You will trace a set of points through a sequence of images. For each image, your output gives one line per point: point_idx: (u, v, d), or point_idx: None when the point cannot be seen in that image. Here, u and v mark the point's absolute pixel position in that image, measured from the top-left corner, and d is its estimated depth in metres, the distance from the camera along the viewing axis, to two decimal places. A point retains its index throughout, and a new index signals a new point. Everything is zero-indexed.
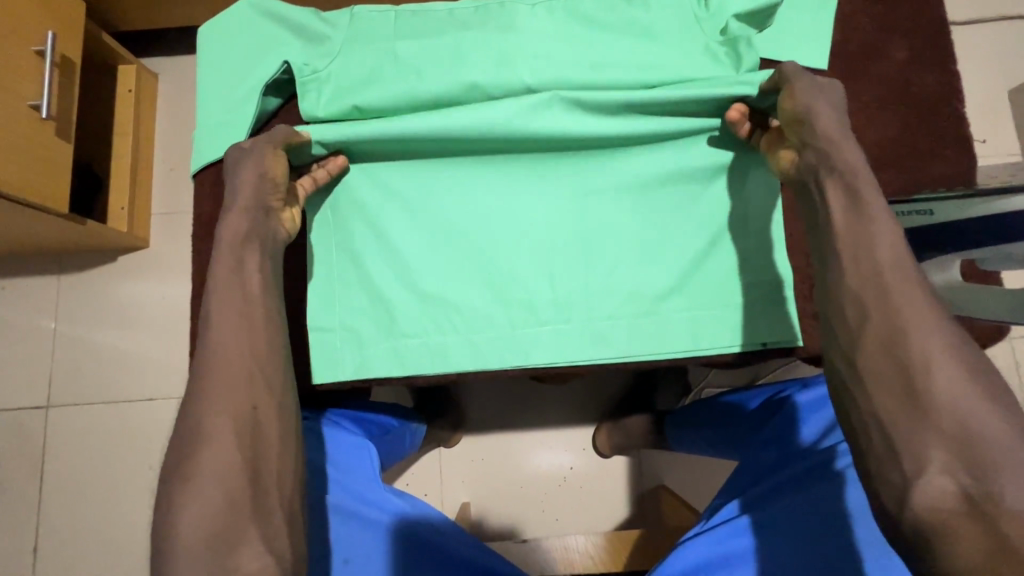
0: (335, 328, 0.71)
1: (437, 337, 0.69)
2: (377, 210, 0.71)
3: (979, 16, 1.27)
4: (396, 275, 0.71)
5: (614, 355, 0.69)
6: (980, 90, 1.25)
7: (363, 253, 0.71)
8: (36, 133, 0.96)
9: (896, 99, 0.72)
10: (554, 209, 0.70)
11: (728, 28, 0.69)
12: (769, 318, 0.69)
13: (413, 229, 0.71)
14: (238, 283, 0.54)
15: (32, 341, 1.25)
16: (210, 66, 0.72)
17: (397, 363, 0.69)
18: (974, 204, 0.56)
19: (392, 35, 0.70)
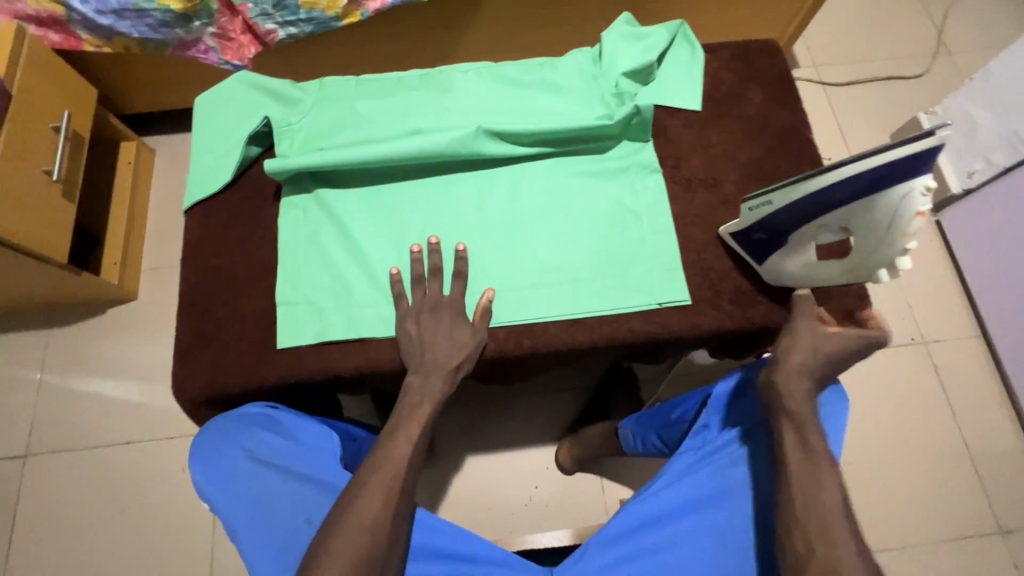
0: (299, 301, 0.79)
1: (386, 308, 0.79)
2: (336, 204, 0.83)
3: (855, 79, 1.57)
4: (353, 258, 0.81)
5: (536, 317, 0.79)
6: (866, 135, 1.52)
7: (326, 241, 0.82)
8: (46, 194, 1.10)
9: (758, 130, 0.90)
10: (486, 204, 0.84)
11: (619, 83, 0.88)
12: (665, 280, 0.81)
13: (365, 220, 0.83)
14: (413, 404, 0.69)
15: (14, 391, 1.31)
16: (202, 124, 0.88)
17: (352, 329, 0.77)
18: (798, 188, 0.67)
19: (353, 94, 0.87)
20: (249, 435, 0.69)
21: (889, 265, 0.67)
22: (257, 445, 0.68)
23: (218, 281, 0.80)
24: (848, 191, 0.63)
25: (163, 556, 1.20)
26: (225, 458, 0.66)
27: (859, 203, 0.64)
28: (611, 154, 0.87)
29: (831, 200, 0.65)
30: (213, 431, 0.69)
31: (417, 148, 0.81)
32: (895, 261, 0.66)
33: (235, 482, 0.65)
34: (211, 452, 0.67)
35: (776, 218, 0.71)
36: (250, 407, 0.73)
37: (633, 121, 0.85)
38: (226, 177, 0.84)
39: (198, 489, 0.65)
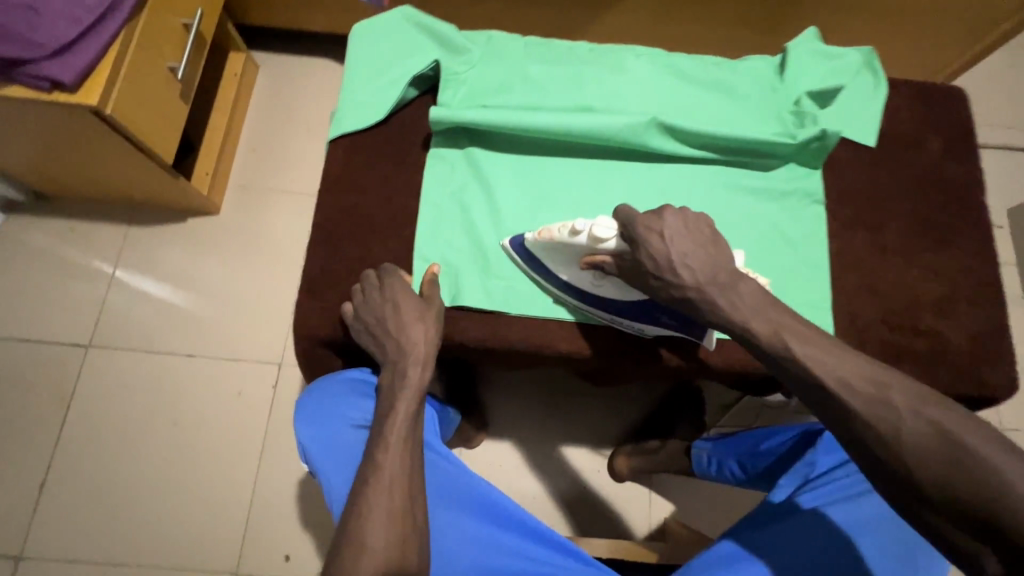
0: (435, 259, 0.76)
1: (522, 285, 0.76)
2: (488, 168, 0.79)
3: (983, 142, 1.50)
4: (495, 226, 0.78)
5: None
6: None
7: (471, 202, 0.78)
8: (166, 91, 1.06)
9: (930, 179, 0.85)
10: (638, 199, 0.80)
11: (801, 101, 0.83)
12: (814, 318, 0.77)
13: (514, 188, 0.79)
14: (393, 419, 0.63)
15: (87, 281, 1.30)
16: (357, 53, 0.83)
17: (486, 299, 0.75)
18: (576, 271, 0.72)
19: (523, 56, 0.83)
20: (353, 405, 0.71)
21: (608, 246, 0.66)
22: (361, 416, 0.70)
23: (354, 222, 0.77)
24: (555, 278, 0.73)
25: (205, 475, 1.20)
26: (333, 422, 0.70)
27: (562, 277, 0.73)
28: (776, 174, 0.82)
29: (579, 289, 0.73)
30: (319, 396, 0.73)
31: (586, 125, 0.76)
32: (592, 243, 0.67)
33: (338, 451, 0.68)
34: (322, 416, 0.71)
35: (625, 313, 0.73)
36: (355, 372, 0.75)
37: (811, 146, 0.80)
38: (380, 114, 0.80)
39: (307, 449, 0.70)
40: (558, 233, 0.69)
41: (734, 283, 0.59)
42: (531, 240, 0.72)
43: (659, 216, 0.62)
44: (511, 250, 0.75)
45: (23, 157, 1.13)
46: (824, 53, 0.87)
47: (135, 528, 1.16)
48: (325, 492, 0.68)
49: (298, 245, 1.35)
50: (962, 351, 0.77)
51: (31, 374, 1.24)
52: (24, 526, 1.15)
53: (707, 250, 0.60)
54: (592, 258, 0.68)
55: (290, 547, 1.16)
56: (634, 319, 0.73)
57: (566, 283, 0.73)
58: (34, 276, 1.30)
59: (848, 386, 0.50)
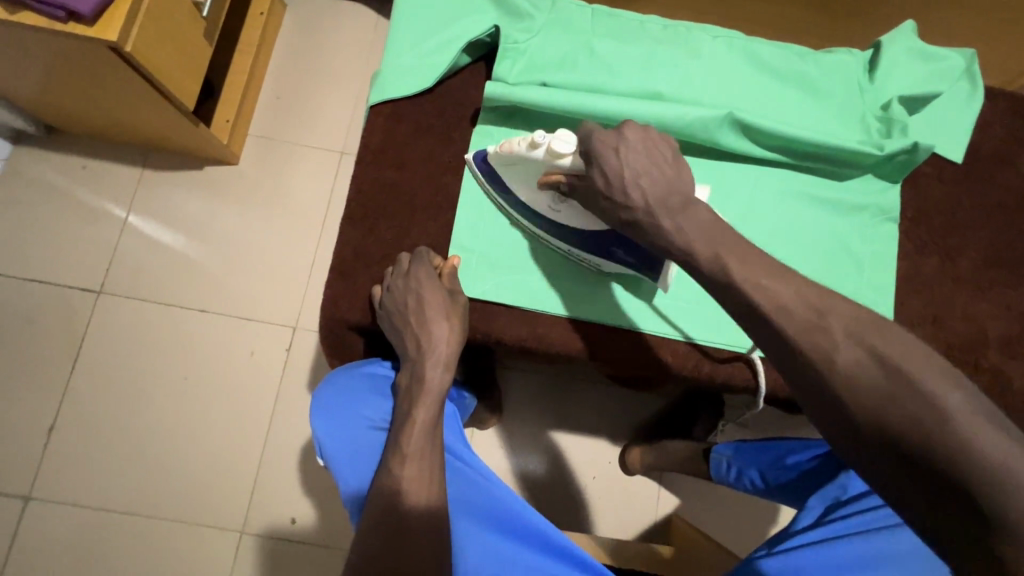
0: (476, 248, 0.71)
1: (565, 284, 0.71)
2: None
3: None
4: None
5: (721, 341, 0.72)
6: None
7: None
8: (190, 29, 0.98)
9: (1015, 206, 0.78)
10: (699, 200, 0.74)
11: (889, 106, 0.75)
12: None
13: None
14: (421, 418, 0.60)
15: (98, 223, 1.25)
16: (407, 7, 0.75)
17: (527, 296, 0.70)
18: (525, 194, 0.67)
19: (590, 28, 0.75)
20: (369, 405, 0.67)
21: (565, 163, 0.59)
22: (379, 416, 0.67)
23: (392, 200, 0.71)
24: (513, 196, 0.69)
25: (213, 432, 1.19)
26: (350, 422, 0.66)
27: (519, 196, 0.68)
28: (851, 186, 0.76)
29: (533, 209, 0.68)
30: (334, 391, 0.69)
31: (655, 115, 0.70)
32: (548, 158, 0.59)
33: (358, 453, 0.64)
34: (336, 417, 0.67)
35: (577, 238, 0.68)
36: (368, 370, 0.71)
37: (897, 158, 0.73)
38: (428, 81, 0.73)
39: (321, 447, 0.66)
40: (515, 145, 0.62)
41: (685, 208, 0.52)
42: (491, 150, 0.66)
43: (619, 132, 0.54)
44: (474, 161, 0.70)
45: (34, 88, 1.06)
46: (921, 52, 0.78)
47: (142, 478, 1.16)
48: (341, 494, 0.65)
49: (318, 205, 1.29)
50: None
51: (41, 315, 1.21)
52: (32, 467, 1.15)
53: (663, 171, 0.53)
54: (549, 177, 0.61)
55: (294, 511, 1.16)
56: (589, 250, 0.68)
57: (521, 200, 0.68)
58: (44, 213, 1.25)
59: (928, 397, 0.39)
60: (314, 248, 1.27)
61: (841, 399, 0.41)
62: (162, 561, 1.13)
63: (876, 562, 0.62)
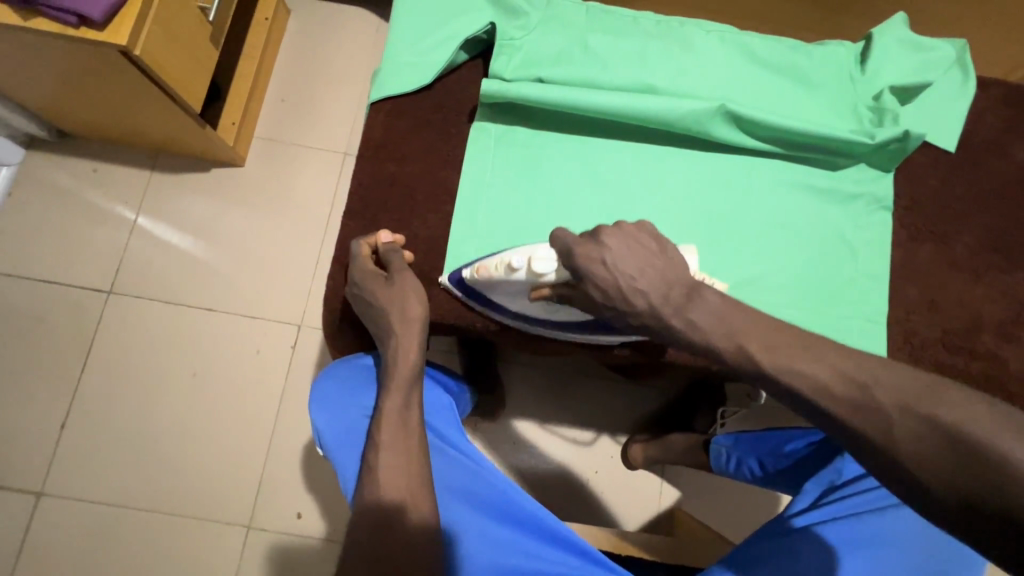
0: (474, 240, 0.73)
1: None
2: (537, 145, 0.75)
3: None
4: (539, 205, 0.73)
5: None
6: None
7: (516, 178, 0.74)
8: (196, 33, 1.01)
9: (1009, 193, 0.79)
10: (693, 190, 0.75)
11: (880, 96, 0.76)
12: (866, 330, 0.73)
13: (562, 168, 0.74)
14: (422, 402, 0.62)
15: (108, 225, 1.28)
16: (405, 8, 0.77)
17: None
18: (515, 306, 0.69)
19: (584, 24, 0.76)
20: (368, 395, 0.69)
21: (550, 277, 0.59)
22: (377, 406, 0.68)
23: (391, 193, 0.73)
24: (503, 309, 0.70)
25: (219, 429, 1.21)
26: (348, 411, 0.68)
27: (511, 307, 0.69)
28: (844, 175, 0.77)
29: (525, 314, 0.70)
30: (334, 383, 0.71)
31: (647, 108, 0.71)
32: (533, 277, 0.60)
33: (356, 441, 0.66)
34: (337, 404, 0.69)
35: (575, 329, 0.71)
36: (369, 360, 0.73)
37: (889, 146, 0.74)
38: (427, 78, 0.74)
39: (322, 438, 0.68)
40: (495, 270, 0.63)
41: (692, 299, 0.48)
42: (469, 277, 0.67)
43: (598, 241, 0.51)
44: (451, 287, 0.70)
45: (45, 93, 1.09)
46: (912, 43, 0.79)
47: (150, 474, 1.18)
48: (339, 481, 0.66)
49: (322, 205, 1.31)
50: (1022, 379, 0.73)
51: (52, 316, 1.23)
52: (44, 464, 1.17)
53: (655, 265, 0.49)
54: (538, 291, 0.61)
55: (301, 506, 1.18)
56: (589, 334, 0.72)
57: (513, 309, 0.70)
58: (56, 217, 1.28)
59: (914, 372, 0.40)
60: (318, 246, 1.29)
61: (828, 370, 0.42)
62: (170, 556, 1.15)
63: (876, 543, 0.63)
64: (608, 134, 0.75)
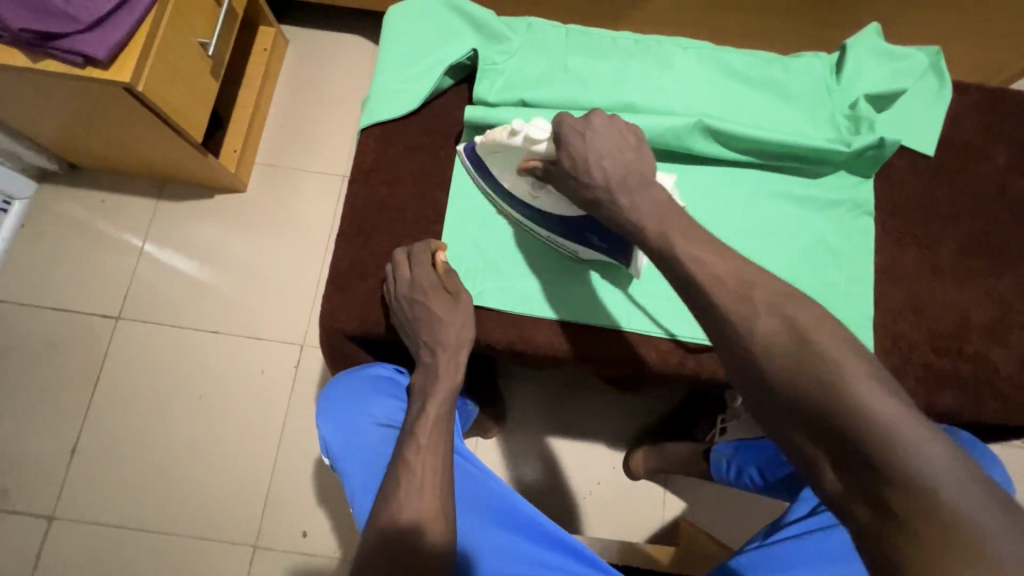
0: (464, 258, 0.75)
1: (550, 287, 0.75)
2: None
3: None
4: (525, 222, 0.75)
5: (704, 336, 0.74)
6: None
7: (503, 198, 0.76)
8: (197, 68, 1.05)
9: (990, 194, 0.80)
10: None
11: (856, 105, 0.78)
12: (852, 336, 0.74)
13: None
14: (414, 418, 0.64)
15: (116, 253, 1.32)
16: (392, 39, 0.80)
17: (511, 302, 0.74)
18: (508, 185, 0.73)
19: (564, 47, 0.79)
20: (377, 403, 0.70)
21: (540, 150, 0.67)
22: (386, 415, 0.69)
23: (383, 216, 0.75)
24: (499, 186, 0.74)
25: (226, 449, 1.23)
26: (357, 420, 0.69)
27: (505, 184, 0.73)
28: (825, 183, 0.78)
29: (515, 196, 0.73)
30: (344, 390, 0.71)
31: (627, 125, 0.73)
32: (527, 145, 0.67)
33: (366, 449, 0.67)
34: (345, 411, 0.70)
35: (556, 225, 0.72)
36: (379, 368, 0.74)
37: (867, 154, 0.76)
38: (414, 104, 0.78)
39: (330, 446, 0.69)
40: (500, 134, 0.68)
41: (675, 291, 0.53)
42: (479, 140, 0.72)
43: (588, 121, 0.63)
44: (464, 154, 0.75)
45: (57, 130, 1.14)
46: (887, 53, 0.81)
47: (159, 496, 1.20)
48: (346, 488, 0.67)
49: (322, 226, 1.34)
50: (1013, 378, 0.73)
51: (64, 342, 1.27)
52: (57, 489, 1.20)
53: (623, 153, 0.61)
54: (527, 163, 0.68)
55: (307, 524, 1.19)
56: (567, 237, 0.73)
57: (507, 189, 0.73)
58: (67, 246, 1.32)
59: (879, 377, 0.42)
60: (318, 267, 1.32)
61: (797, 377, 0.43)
62: None
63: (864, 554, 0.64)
64: None
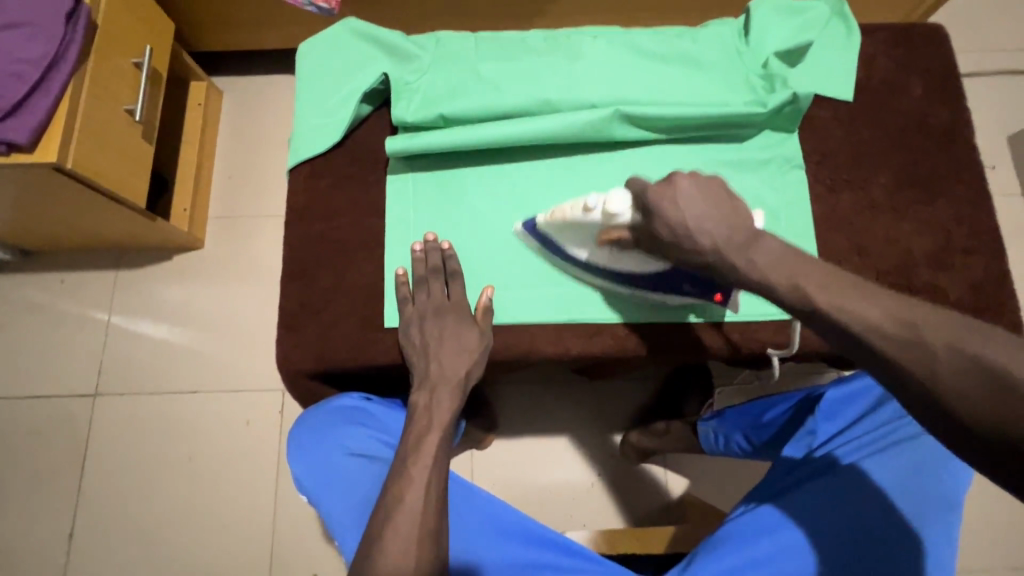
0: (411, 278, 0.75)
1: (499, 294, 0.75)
2: (453, 176, 0.78)
3: None
4: (462, 233, 0.76)
5: (656, 315, 0.74)
6: None
7: (438, 213, 0.77)
8: (127, 135, 1.05)
9: (914, 128, 0.81)
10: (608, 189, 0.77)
11: (768, 64, 0.79)
12: None
13: (475, 193, 0.77)
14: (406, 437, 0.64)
15: (85, 330, 1.31)
16: (306, 76, 0.81)
17: None
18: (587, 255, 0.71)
19: (475, 55, 0.80)
20: (345, 433, 0.68)
21: (622, 220, 0.62)
22: (356, 443, 0.67)
23: (324, 251, 0.76)
24: (574, 257, 0.73)
25: (223, 506, 1.22)
26: (326, 453, 0.67)
27: (580, 256, 0.72)
28: (751, 145, 0.79)
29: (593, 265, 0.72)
30: (312, 425, 0.70)
31: (545, 123, 0.74)
32: (606, 219, 0.63)
33: (337, 481, 0.65)
34: (315, 446, 0.68)
35: (647, 283, 0.70)
36: (345, 399, 0.72)
37: (784, 110, 0.77)
38: (336, 136, 0.78)
39: (303, 482, 0.67)
40: (571, 211, 0.66)
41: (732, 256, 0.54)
42: (543, 219, 0.72)
43: (670, 183, 0.55)
44: (525, 232, 0.75)
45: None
46: (790, 8, 0.82)
47: (164, 565, 1.19)
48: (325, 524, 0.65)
49: None
50: (963, 302, 0.74)
51: (45, 428, 1.26)
52: None
53: (721, 210, 0.53)
54: (608, 234, 0.65)
55: (317, 566, 1.18)
56: (656, 289, 0.71)
57: (585, 259, 0.72)
58: (33, 333, 1.31)
59: None
60: None
61: None
62: None
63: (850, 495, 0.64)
64: (518, 153, 0.79)
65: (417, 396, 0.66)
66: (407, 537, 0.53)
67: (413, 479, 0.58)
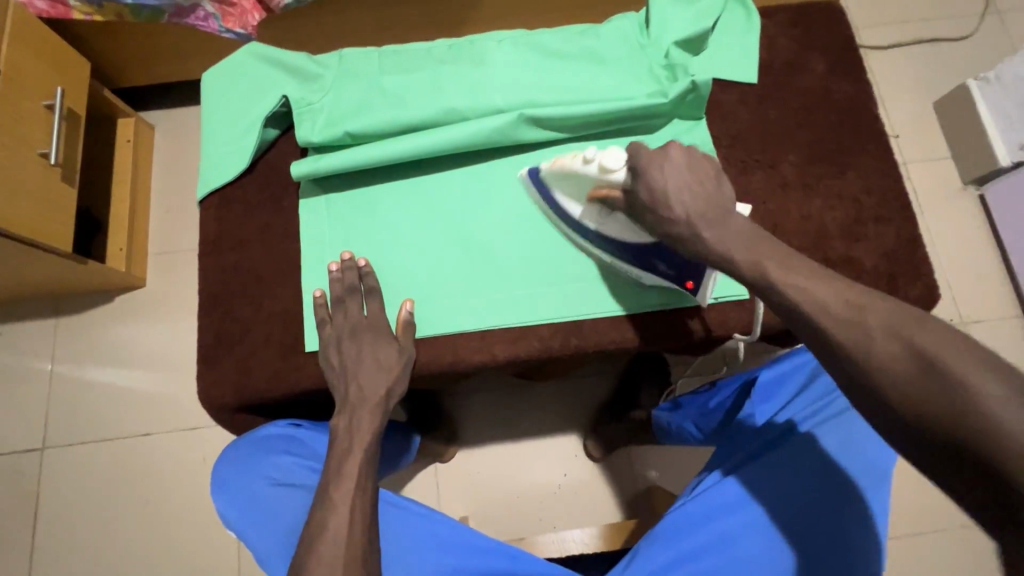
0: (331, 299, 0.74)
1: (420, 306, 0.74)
2: (366, 192, 0.77)
3: (932, 16, 1.34)
4: (379, 249, 0.75)
5: (580, 312, 0.74)
6: (941, 88, 1.31)
7: (353, 231, 0.76)
8: (44, 179, 1.03)
9: (819, 103, 0.83)
10: (523, 191, 0.78)
11: (669, 53, 0.80)
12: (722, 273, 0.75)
13: (390, 207, 0.77)
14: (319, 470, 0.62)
15: (28, 382, 1.27)
16: (210, 105, 0.80)
17: None
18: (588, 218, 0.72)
19: (379, 70, 0.80)
20: (269, 463, 0.67)
21: (616, 178, 0.64)
22: (281, 472, 0.67)
23: (240, 279, 0.75)
24: (579, 223, 0.73)
25: (186, 547, 1.19)
26: (250, 485, 0.66)
27: (584, 222, 0.72)
28: (660, 135, 0.80)
29: (604, 237, 0.72)
30: (235, 458, 0.68)
31: (451, 132, 0.74)
32: (602, 174, 0.65)
33: (261, 512, 0.64)
34: (238, 479, 0.67)
35: (630, 252, 0.70)
36: (271, 427, 0.71)
37: (687, 98, 0.78)
38: (243, 163, 0.77)
39: (228, 517, 0.65)
40: (570, 161, 0.67)
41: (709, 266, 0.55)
42: (545, 169, 0.72)
43: (664, 154, 0.59)
44: (529, 180, 0.76)
45: None
46: None
47: None
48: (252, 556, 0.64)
49: None
50: (878, 270, 0.76)
51: None
52: None
53: (705, 187, 0.57)
54: (601, 191, 0.67)
55: None
56: (634, 262, 0.71)
57: (584, 225, 0.73)
58: None
59: None
60: None
61: None
62: None
63: (783, 476, 0.63)
64: (431, 163, 0.78)
65: (339, 419, 0.65)
66: (326, 565, 0.52)
67: (334, 504, 0.56)
